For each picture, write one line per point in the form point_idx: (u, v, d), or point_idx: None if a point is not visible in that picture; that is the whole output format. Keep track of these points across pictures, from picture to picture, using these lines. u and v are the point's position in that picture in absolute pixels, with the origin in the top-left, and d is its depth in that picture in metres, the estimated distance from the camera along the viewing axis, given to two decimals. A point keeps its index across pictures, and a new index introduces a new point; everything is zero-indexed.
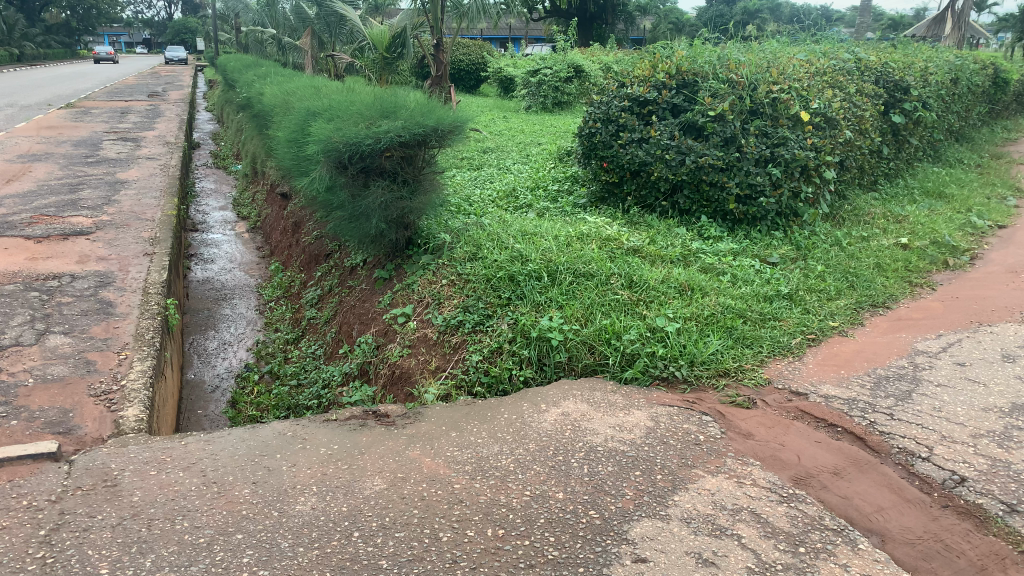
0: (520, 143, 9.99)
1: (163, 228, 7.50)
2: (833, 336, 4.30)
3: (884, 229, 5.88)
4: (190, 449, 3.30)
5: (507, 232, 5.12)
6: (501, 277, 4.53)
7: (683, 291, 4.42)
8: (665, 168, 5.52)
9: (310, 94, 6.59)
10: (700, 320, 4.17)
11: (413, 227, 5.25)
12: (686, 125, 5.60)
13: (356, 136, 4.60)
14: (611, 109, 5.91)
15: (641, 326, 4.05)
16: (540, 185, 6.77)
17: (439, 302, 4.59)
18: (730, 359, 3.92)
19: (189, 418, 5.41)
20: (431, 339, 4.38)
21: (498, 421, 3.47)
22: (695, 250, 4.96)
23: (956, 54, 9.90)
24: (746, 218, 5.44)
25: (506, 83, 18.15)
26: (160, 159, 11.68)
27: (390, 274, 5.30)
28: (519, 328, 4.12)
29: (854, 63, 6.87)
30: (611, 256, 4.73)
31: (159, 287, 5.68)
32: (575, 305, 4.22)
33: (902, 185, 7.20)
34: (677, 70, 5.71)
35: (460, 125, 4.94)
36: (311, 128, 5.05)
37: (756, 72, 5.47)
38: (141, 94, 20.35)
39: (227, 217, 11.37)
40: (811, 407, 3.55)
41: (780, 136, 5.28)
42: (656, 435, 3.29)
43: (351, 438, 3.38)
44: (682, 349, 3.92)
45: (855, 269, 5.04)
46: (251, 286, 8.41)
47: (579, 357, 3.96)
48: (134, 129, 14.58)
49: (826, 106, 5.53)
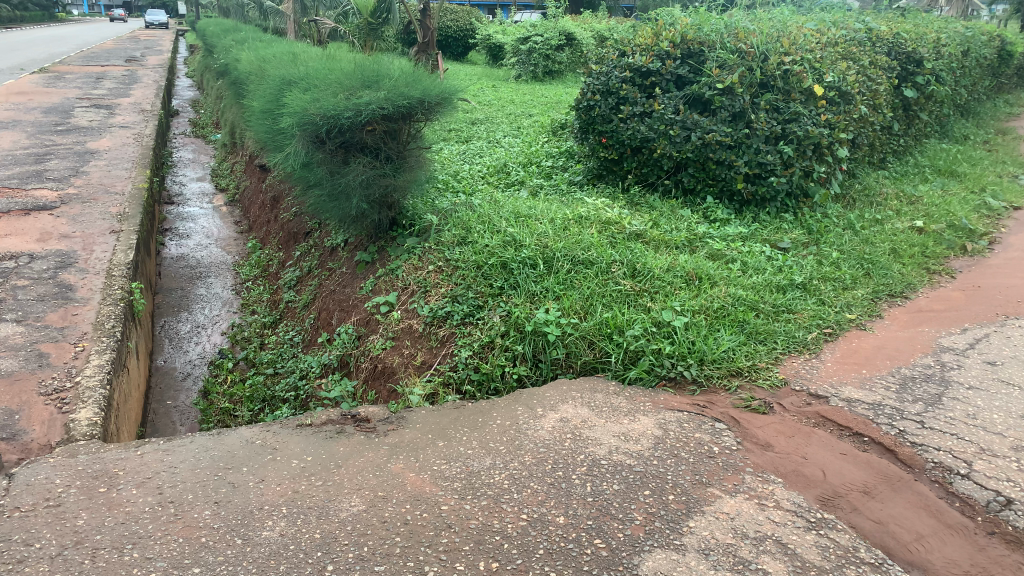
0: (511, 114, 9.57)
1: (132, 203, 7.06)
2: (850, 330, 4.00)
3: (897, 212, 5.56)
4: (146, 461, 2.94)
5: (499, 214, 4.74)
6: (492, 264, 4.18)
7: (690, 281, 4.09)
8: (668, 145, 5.14)
9: (287, 60, 6.13)
10: (709, 313, 3.84)
11: (397, 206, 4.87)
12: (691, 98, 5.22)
13: (335, 107, 4.20)
14: (611, 80, 5.47)
15: (645, 320, 3.72)
16: (532, 162, 6.38)
17: (426, 291, 4.24)
18: (742, 357, 3.61)
19: (156, 411, 5.04)
20: (417, 331, 4.06)
21: (489, 428, 3.14)
22: (701, 234, 4.61)
23: (964, 25, 9.51)
24: (754, 200, 5.10)
25: (495, 50, 17.60)
26: (135, 127, 11.16)
27: (372, 257, 4.92)
28: (512, 321, 3.80)
29: (865, 34, 6.52)
30: (611, 241, 4.37)
31: (123, 269, 5.27)
32: (573, 296, 3.88)
33: (912, 164, 6.87)
34: (681, 39, 5.32)
35: (449, 97, 4.54)
36: (286, 98, 4.64)
37: (767, 42, 5.09)
38: (118, 59, 19.67)
39: (205, 189, 10.92)
40: (832, 413, 3.24)
41: (792, 111, 4.92)
42: (665, 447, 2.97)
43: (327, 449, 3.03)
44: (690, 346, 3.61)
45: (871, 255, 4.73)
46: (227, 264, 8.00)
47: (578, 354, 3.64)
48: (108, 95, 14.00)
49: (841, 80, 5.17)
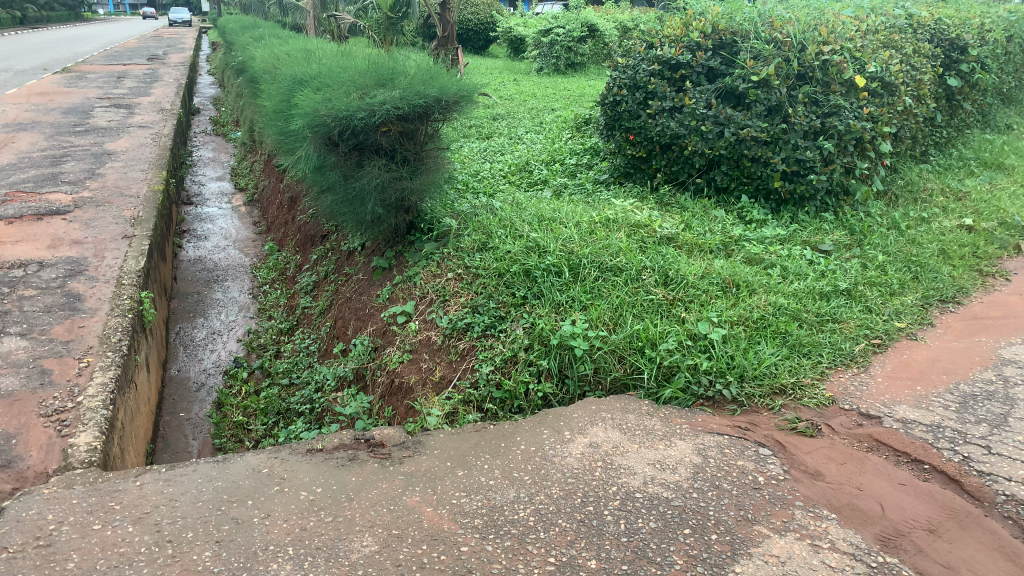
0: (532, 109, 9.29)
1: (146, 206, 6.90)
2: (899, 341, 3.72)
3: (944, 208, 5.23)
4: (145, 494, 2.74)
5: (521, 217, 4.49)
6: (515, 272, 3.93)
7: (726, 288, 3.82)
8: (700, 142, 4.85)
9: (300, 58, 5.91)
10: (748, 324, 3.58)
11: (415, 210, 4.64)
12: (724, 91, 4.93)
13: (347, 107, 3.97)
14: (638, 73, 5.18)
15: (680, 333, 3.47)
16: (556, 160, 6.12)
17: (444, 300, 4.01)
18: (785, 373, 3.34)
19: (169, 424, 4.87)
20: (435, 344, 3.84)
21: (513, 454, 2.90)
22: (737, 236, 4.33)
23: (1007, 9, 9.06)
24: (792, 198, 4.81)
25: (516, 43, 17.30)
26: (153, 127, 11.05)
27: (389, 263, 4.71)
28: (536, 334, 3.56)
29: (906, 21, 6.18)
30: (641, 246, 4.10)
31: (133, 277, 5.09)
32: (601, 307, 3.63)
33: (957, 157, 6.51)
34: (713, 28, 5.01)
35: (467, 94, 4.30)
36: (297, 98, 4.42)
37: (804, 31, 4.77)
38: (140, 57, 19.64)
39: (223, 189, 10.78)
40: (887, 436, 2.97)
41: (832, 104, 4.62)
42: (705, 477, 2.72)
43: (338, 478, 2.81)
44: (729, 361, 3.35)
45: (919, 256, 4.42)
46: (245, 266, 7.84)
47: (607, 369, 3.40)
48: (128, 95, 13.92)
49: (884, 70, 4.86)
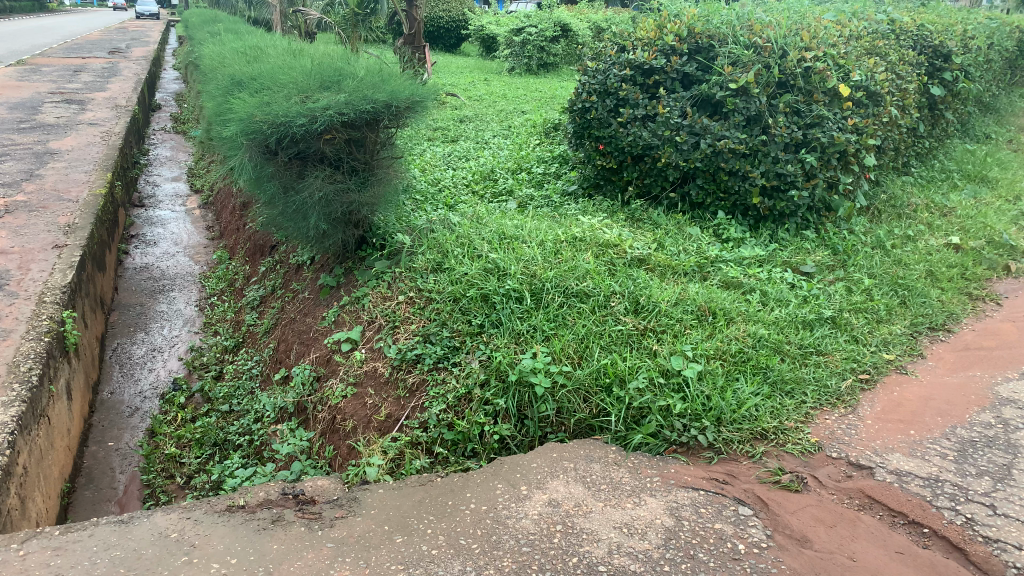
0: (500, 111, 8.94)
1: (83, 212, 6.42)
2: (889, 375, 3.42)
3: (930, 225, 4.96)
4: (27, 567, 2.33)
5: (481, 233, 4.13)
6: (472, 297, 3.57)
7: (702, 316, 3.49)
8: (674, 153, 4.53)
9: (247, 56, 5.50)
10: (726, 358, 3.25)
11: (365, 224, 4.26)
12: (700, 99, 4.61)
13: (286, 113, 3.58)
14: (609, 79, 4.83)
15: (651, 369, 3.13)
16: (522, 168, 5.77)
17: (394, 326, 3.64)
18: (767, 415, 3.02)
19: (94, 456, 4.43)
20: (382, 377, 3.47)
21: (462, 516, 2.55)
22: (713, 257, 4.01)
23: (988, 15, 8.87)
24: (771, 215, 4.51)
25: (489, 42, 16.95)
26: (104, 124, 10.51)
27: (337, 281, 4.33)
28: (493, 368, 3.20)
29: (888, 26, 5.92)
30: (610, 269, 3.76)
31: (57, 294, 4.63)
32: (565, 337, 3.29)
33: (939, 169, 6.27)
34: (688, 31, 4.69)
35: (421, 99, 3.93)
36: (234, 101, 4.01)
37: (785, 35, 4.47)
38: (99, 50, 18.95)
39: (179, 191, 10.27)
40: (881, 492, 2.65)
41: (814, 114, 4.32)
42: (679, 544, 2.38)
43: (258, 546, 2.44)
44: (704, 402, 3.01)
45: (906, 279, 4.14)
46: (193, 275, 7.38)
47: (571, 410, 3.06)
48: (82, 89, 13.32)
49: (868, 78, 4.57)
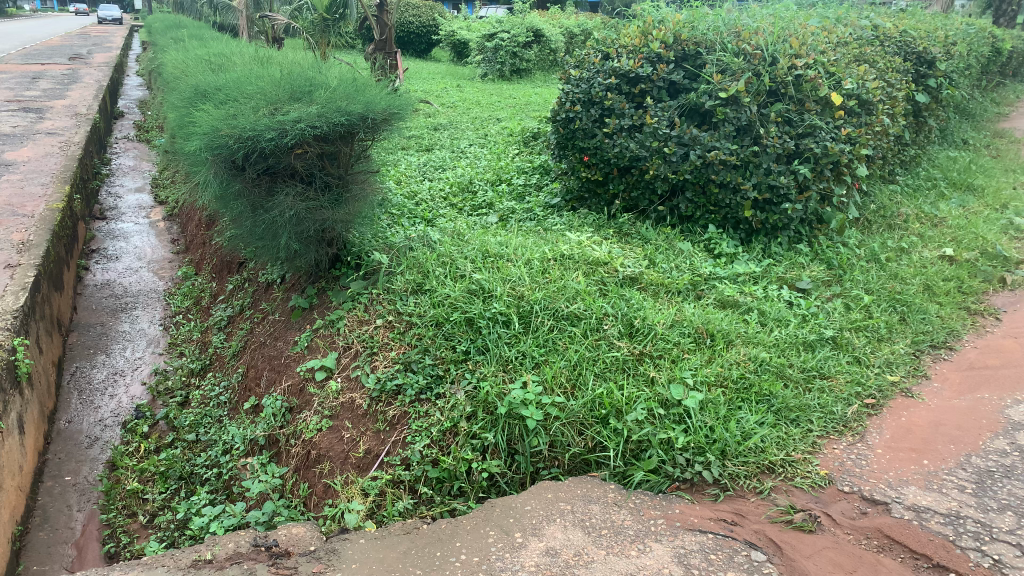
0: (476, 119, 8.73)
1: (38, 228, 6.08)
2: (895, 399, 3.26)
3: (921, 236, 4.84)
4: None
5: (462, 251, 3.91)
6: (456, 321, 3.35)
7: (699, 339, 3.31)
8: (663, 165, 4.35)
9: (212, 64, 5.24)
10: (728, 385, 3.07)
11: (339, 242, 4.03)
12: (687, 108, 4.44)
13: (253, 126, 3.35)
14: (593, 87, 4.64)
15: (650, 399, 2.93)
16: (502, 179, 5.56)
17: (372, 353, 3.41)
18: (773, 447, 2.85)
19: (49, 492, 4.12)
20: (360, 409, 3.24)
21: (452, 570, 2.33)
22: (707, 274, 3.83)
23: (965, 22, 8.83)
24: (763, 228, 4.35)
25: (460, 47, 16.74)
26: (63, 133, 10.11)
27: (310, 303, 4.08)
28: (481, 400, 2.99)
29: (872, 32, 5.82)
30: (601, 289, 3.56)
31: (9, 318, 4.32)
32: (557, 364, 3.08)
33: (924, 177, 6.17)
34: (674, 38, 4.52)
35: (398, 111, 3.71)
36: (197, 113, 3.76)
37: (775, 42, 4.32)
38: (59, 56, 18.42)
39: (142, 202, 9.90)
40: (900, 531, 2.47)
41: (807, 124, 4.18)
42: None
43: None
44: (707, 434, 2.83)
45: (903, 294, 4.00)
46: (157, 292, 7.05)
47: (565, 444, 2.86)
48: (41, 97, 12.86)
49: (860, 87, 4.44)
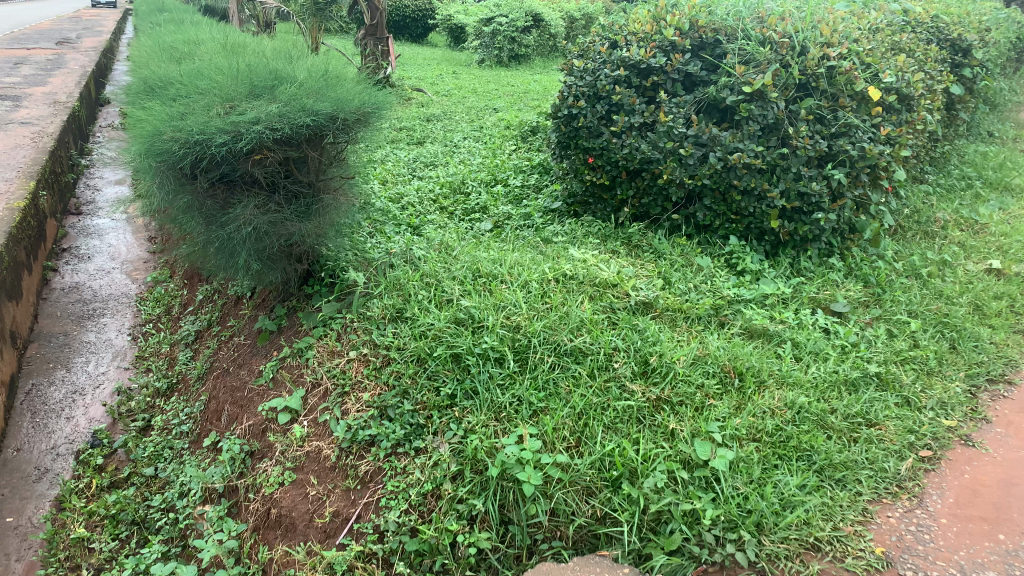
0: (472, 109, 8.23)
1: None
2: (953, 450, 2.79)
3: (963, 245, 4.35)
4: None
5: (450, 269, 3.43)
6: (441, 358, 2.87)
7: (726, 381, 2.84)
8: (678, 168, 3.86)
9: (176, 53, 4.73)
10: (762, 440, 2.60)
11: (310, 257, 3.55)
12: (705, 104, 3.95)
13: (203, 129, 2.86)
14: (599, 80, 4.13)
15: (670, 458, 2.46)
16: (497, 180, 5.07)
17: (343, 393, 2.93)
18: (819, 518, 2.38)
19: None
20: (329, 461, 2.76)
21: None
22: (731, 296, 3.35)
23: (992, 7, 8.31)
24: (791, 240, 3.87)
25: (457, 32, 16.19)
26: (38, 121, 9.55)
27: (278, 326, 3.60)
28: (468, 457, 2.52)
29: (903, 17, 5.32)
30: (610, 317, 3.08)
31: None
32: (559, 413, 2.61)
33: (957, 175, 5.67)
34: (690, 25, 4.01)
35: (375, 109, 3.22)
36: (144, 111, 3.26)
37: (804, 29, 3.82)
38: (47, 40, 17.81)
39: (121, 195, 9.36)
40: None
41: (841, 122, 3.69)
42: None
43: None
44: (740, 504, 2.36)
45: (953, 316, 3.51)
46: (129, 296, 6.44)
47: (568, 513, 2.37)
48: (20, 83, 12.28)
49: (899, 80, 3.95)
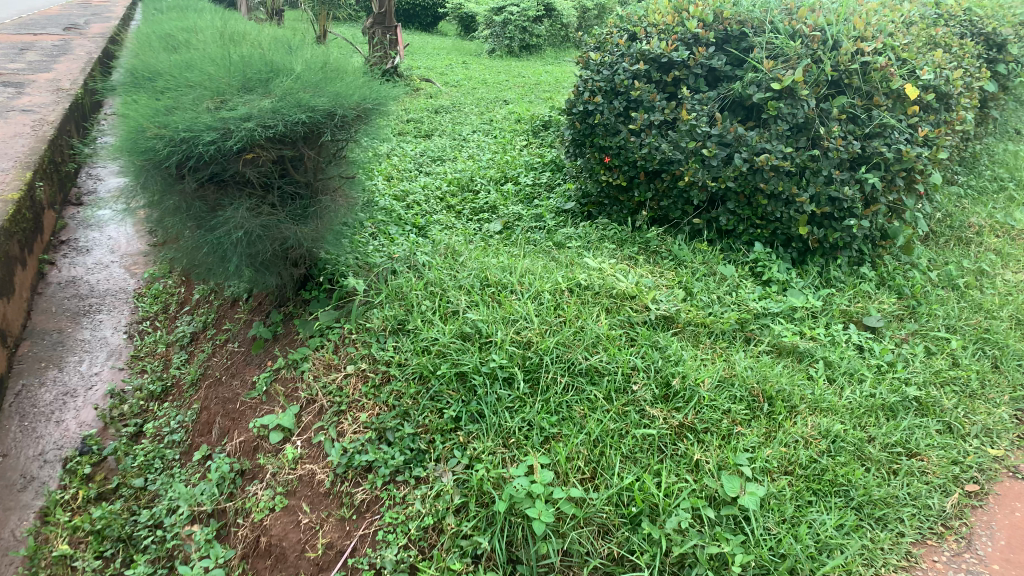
0: (482, 100, 8.00)
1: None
2: (1003, 484, 2.56)
3: (1001, 252, 4.10)
4: None
5: (457, 276, 3.21)
6: (445, 377, 2.66)
7: (753, 406, 2.62)
8: (700, 170, 3.63)
9: (173, 42, 4.51)
10: (795, 473, 2.38)
11: (308, 261, 3.33)
12: (730, 101, 3.71)
13: (190, 126, 2.65)
14: (617, 74, 3.88)
15: (694, 494, 2.25)
16: (507, 177, 4.84)
17: (340, 412, 2.73)
18: (858, 563, 2.16)
19: None
20: (322, 486, 2.55)
21: None
22: (758, 309, 3.13)
23: None
24: (820, 247, 3.64)
25: (468, 21, 15.91)
26: (39, 109, 9.33)
27: (274, 334, 3.39)
28: (474, 489, 2.31)
29: (936, 10, 5.06)
30: (627, 332, 2.86)
31: None
32: (572, 440, 2.39)
33: (989, 177, 5.41)
34: (714, 16, 3.77)
35: (377, 105, 3.00)
36: (131, 105, 3.05)
37: (836, 22, 3.57)
38: (54, 25, 17.59)
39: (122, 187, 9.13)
40: None
41: (876, 122, 3.45)
42: None
43: None
44: (772, 547, 2.15)
45: (995, 332, 3.28)
46: (126, 294, 5.81)
47: (583, 553, 2.14)
48: (23, 69, 12.06)
49: (937, 77, 3.69)
